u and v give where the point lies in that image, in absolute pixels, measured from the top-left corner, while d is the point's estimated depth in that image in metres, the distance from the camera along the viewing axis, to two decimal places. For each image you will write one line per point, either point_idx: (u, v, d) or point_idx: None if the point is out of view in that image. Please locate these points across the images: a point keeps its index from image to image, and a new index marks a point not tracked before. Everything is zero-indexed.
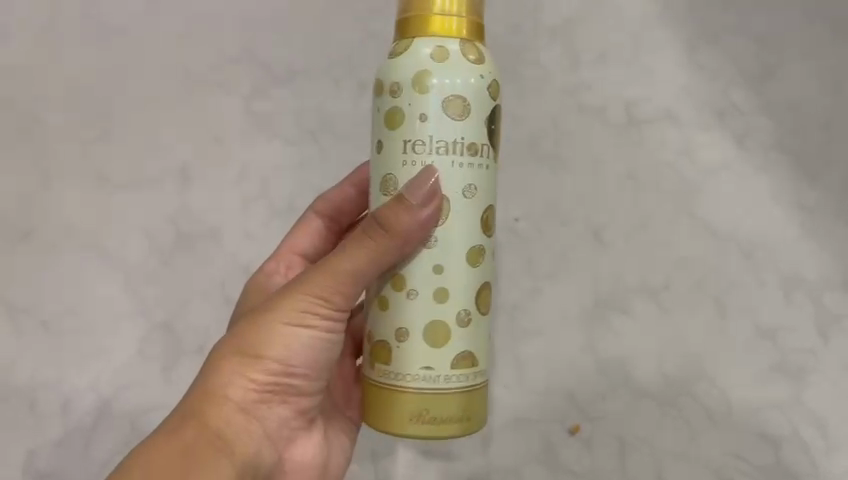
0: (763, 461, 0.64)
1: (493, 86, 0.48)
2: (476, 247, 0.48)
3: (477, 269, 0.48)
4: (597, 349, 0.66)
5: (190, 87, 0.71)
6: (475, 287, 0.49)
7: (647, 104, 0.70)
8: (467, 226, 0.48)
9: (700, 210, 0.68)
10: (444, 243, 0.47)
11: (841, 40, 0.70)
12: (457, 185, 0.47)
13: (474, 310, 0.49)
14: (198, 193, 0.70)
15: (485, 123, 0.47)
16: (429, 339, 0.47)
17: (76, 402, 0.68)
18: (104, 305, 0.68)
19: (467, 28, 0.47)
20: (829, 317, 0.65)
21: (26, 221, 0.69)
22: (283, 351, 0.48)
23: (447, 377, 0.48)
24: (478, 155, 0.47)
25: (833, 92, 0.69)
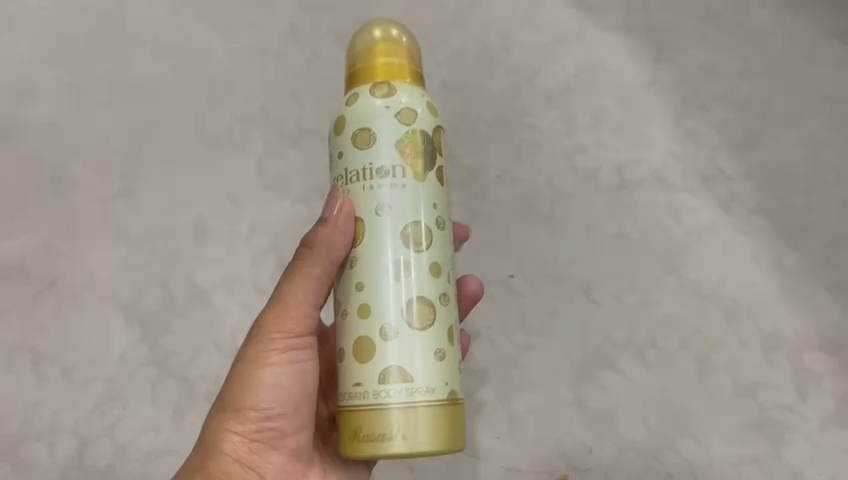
0: None
1: (410, 112, 0.49)
2: (401, 261, 0.48)
3: (404, 282, 0.47)
4: (585, 402, 0.69)
5: (210, 147, 0.77)
6: (405, 301, 0.47)
7: (636, 169, 0.75)
8: (387, 240, 0.48)
9: (686, 271, 0.72)
10: (363, 259, 0.48)
11: (816, 112, 0.76)
12: (369, 207, 0.48)
13: (407, 323, 0.47)
14: (212, 247, 0.74)
15: (395, 143, 0.48)
16: (359, 355, 0.47)
17: (91, 449, 0.69)
18: (121, 354, 0.71)
19: (386, 66, 0.50)
20: (807, 376, 0.68)
21: (50, 272, 0.73)
22: (250, 391, 0.51)
23: (383, 390, 0.46)
24: (393, 176, 0.48)
25: (808, 161, 0.74)
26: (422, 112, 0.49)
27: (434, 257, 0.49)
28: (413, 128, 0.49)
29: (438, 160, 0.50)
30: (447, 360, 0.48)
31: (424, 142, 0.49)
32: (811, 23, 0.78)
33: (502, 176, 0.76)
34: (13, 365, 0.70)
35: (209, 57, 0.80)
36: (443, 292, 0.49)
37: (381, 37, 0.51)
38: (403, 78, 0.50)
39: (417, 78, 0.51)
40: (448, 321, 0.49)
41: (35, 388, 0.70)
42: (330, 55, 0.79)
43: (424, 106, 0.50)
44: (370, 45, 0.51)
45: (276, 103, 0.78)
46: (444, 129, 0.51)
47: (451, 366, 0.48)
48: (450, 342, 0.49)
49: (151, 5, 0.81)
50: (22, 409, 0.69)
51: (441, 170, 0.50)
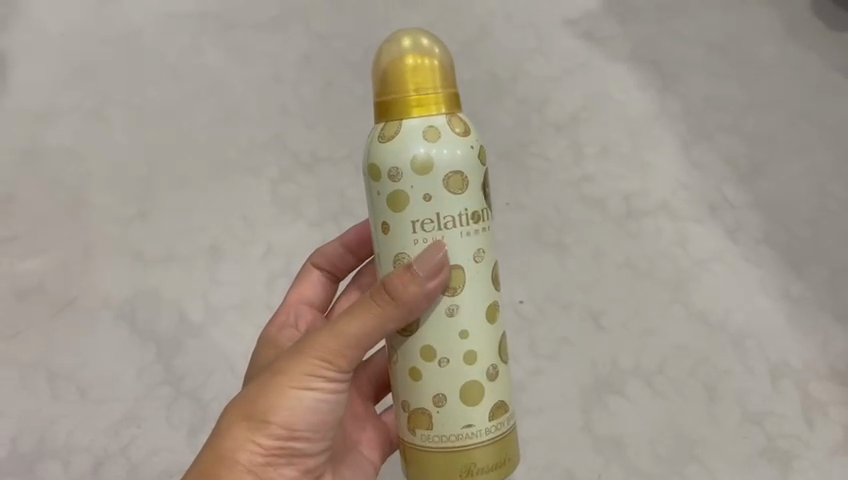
0: None
1: (483, 151, 0.49)
2: (492, 303, 0.50)
3: (496, 323, 0.51)
4: (594, 428, 0.70)
5: (226, 172, 0.78)
6: (498, 342, 0.51)
7: (644, 198, 0.76)
8: (484, 286, 0.49)
9: (693, 300, 0.72)
10: (469, 308, 0.49)
11: (821, 144, 0.77)
12: (465, 253, 0.48)
13: (499, 360, 0.51)
14: (227, 269, 0.75)
15: (481, 189, 0.49)
16: (466, 397, 0.49)
17: (107, 465, 0.71)
18: (136, 374, 0.72)
19: (444, 96, 0.48)
20: (813, 404, 0.69)
21: (66, 292, 0.74)
22: (289, 417, 0.48)
23: (491, 424, 0.50)
24: (482, 221, 0.49)
25: (813, 192, 0.75)
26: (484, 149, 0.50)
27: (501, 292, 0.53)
28: (485, 168, 0.50)
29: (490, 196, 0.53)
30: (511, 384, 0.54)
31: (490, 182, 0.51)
32: (816, 56, 0.79)
33: (511, 203, 0.77)
34: (29, 384, 0.72)
35: (222, 83, 0.81)
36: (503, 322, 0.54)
37: (434, 57, 0.48)
38: (460, 110, 0.49)
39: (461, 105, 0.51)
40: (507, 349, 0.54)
41: (50, 405, 0.71)
42: (341, 83, 0.80)
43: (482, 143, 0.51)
44: (423, 68, 0.48)
45: (289, 129, 0.80)
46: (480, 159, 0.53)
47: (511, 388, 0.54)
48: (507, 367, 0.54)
49: (165, 30, 0.82)
50: (39, 426, 0.71)
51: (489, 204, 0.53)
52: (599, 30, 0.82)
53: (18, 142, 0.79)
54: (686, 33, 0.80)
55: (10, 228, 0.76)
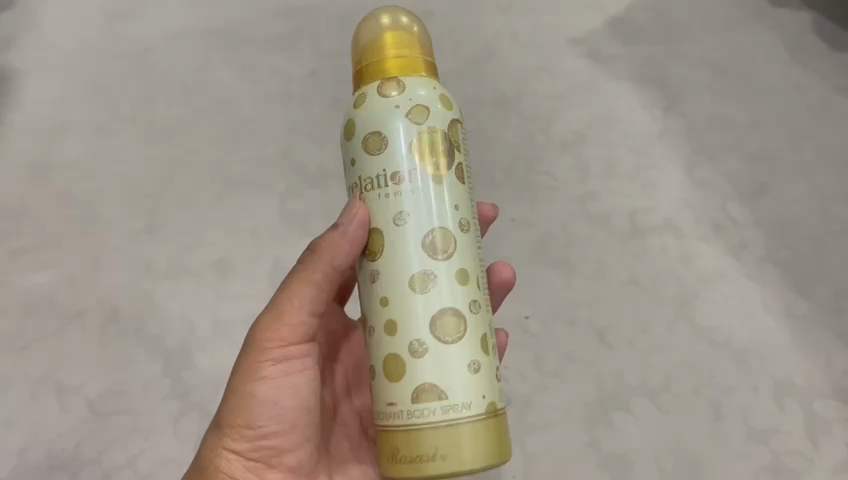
0: None
1: (420, 109, 0.46)
2: (424, 272, 0.46)
3: (430, 294, 0.45)
4: (600, 444, 0.69)
5: (235, 187, 0.79)
6: (449, 306, 0.46)
7: (648, 216, 0.77)
8: (408, 250, 0.46)
9: (698, 317, 0.73)
10: (401, 266, 0.46)
11: (823, 164, 0.78)
12: (393, 211, 0.46)
13: (434, 337, 0.45)
14: (235, 283, 0.76)
15: (414, 147, 0.46)
16: (403, 362, 0.45)
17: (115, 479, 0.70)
18: (144, 387, 0.72)
19: (417, 64, 0.48)
20: (819, 423, 0.68)
21: (75, 305, 0.74)
22: (251, 411, 0.51)
23: (434, 396, 0.44)
24: (406, 180, 0.46)
25: (816, 211, 0.76)
26: (432, 107, 0.47)
27: (460, 264, 0.47)
28: (422, 126, 0.46)
29: (453, 157, 0.48)
30: (481, 374, 0.46)
31: (434, 140, 0.47)
32: (816, 79, 0.81)
33: (516, 220, 0.78)
34: (38, 397, 0.71)
35: (234, 101, 0.82)
36: (473, 300, 0.47)
37: (411, 31, 0.49)
38: (409, 72, 0.48)
39: (427, 69, 0.49)
40: (480, 331, 0.47)
41: (59, 419, 0.71)
42: (350, 101, 0.82)
43: (434, 100, 0.47)
44: (395, 38, 0.48)
45: (298, 145, 0.81)
46: (460, 121, 0.49)
47: (488, 379, 0.46)
48: (485, 353, 0.47)
49: (179, 50, 0.84)
50: (45, 439, 0.70)
51: (458, 168, 0.48)
52: (603, 51, 0.84)
53: (29, 156, 0.80)
54: (689, 52, 0.83)
55: (19, 241, 0.77)
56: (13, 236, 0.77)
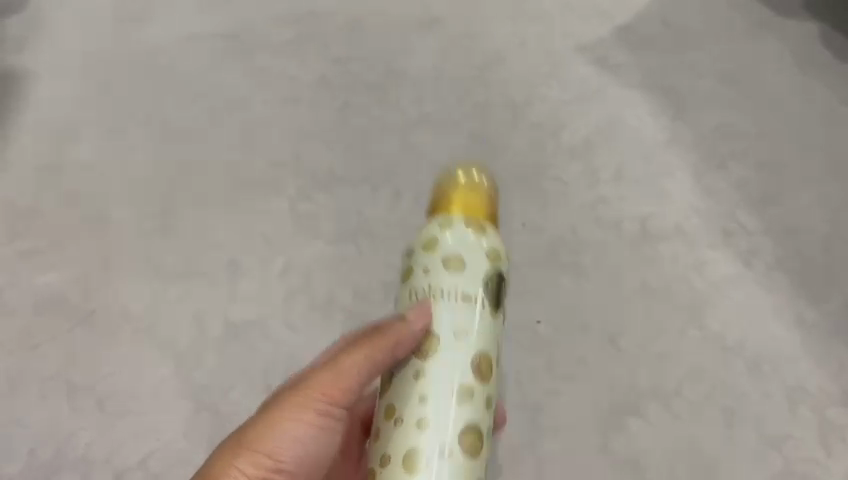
0: None
1: (495, 255, 0.48)
2: (467, 382, 0.45)
3: (467, 406, 0.45)
4: (613, 449, 0.68)
5: (243, 189, 0.79)
6: (462, 424, 0.44)
7: (659, 223, 0.77)
8: (460, 359, 0.45)
9: (709, 324, 0.72)
10: (436, 369, 0.45)
11: (832, 171, 0.79)
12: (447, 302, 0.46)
13: (457, 443, 0.44)
14: (247, 285, 0.75)
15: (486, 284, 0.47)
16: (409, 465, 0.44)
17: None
18: (154, 387, 0.71)
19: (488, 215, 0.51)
20: (831, 429, 0.68)
21: (87, 305, 0.73)
22: (276, 446, 0.45)
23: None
24: (473, 302, 0.47)
25: (826, 218, 0.77)
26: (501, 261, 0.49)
27: (490, 396, 0.46)
28: (493, 267, 0.48)
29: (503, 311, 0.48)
30: None
31: (494, 297, 0.47)
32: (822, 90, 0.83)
33: (526, 224, 0.78)
34: (49, 396, 0.70)
35: (246, 105, 0.84)
36: (489, 432, 0.46)
37: (486, 189, 0.52)
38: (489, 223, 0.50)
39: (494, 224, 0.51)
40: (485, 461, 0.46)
41: (71, 419, 0.69)
42: (359, 108, 0.84)
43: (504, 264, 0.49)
44: (472, 184, 0.51)
45: (309, 148, 0.82)
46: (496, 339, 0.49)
47: None
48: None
49: (184, 53, 0.86)
50: (57, 440, 0.69)
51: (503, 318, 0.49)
52: (611, 57, 0.85)
53: (40, 157, 0.80)
54: (695, 62, 0.84)
55: (29, 242, 0.76)
56: (21, 238, 0.76)
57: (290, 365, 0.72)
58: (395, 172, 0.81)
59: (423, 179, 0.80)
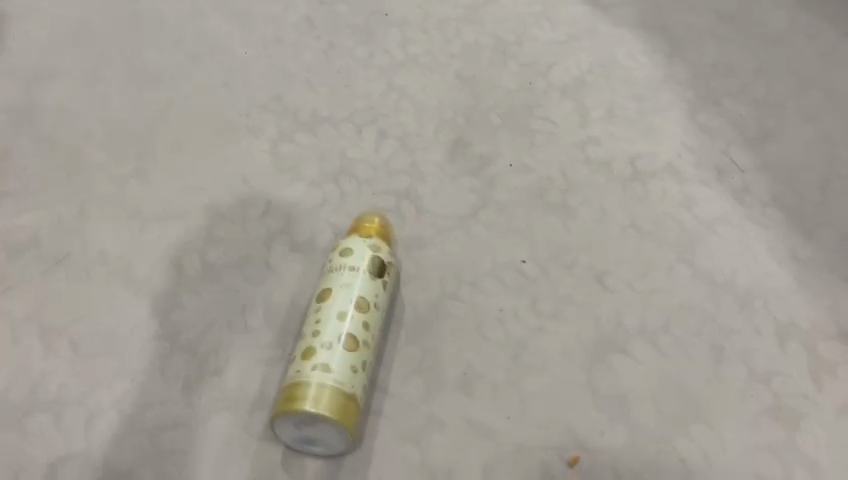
0: None
1: (345, 252, 0.59)
2: (306, 335, 0.55)
3: (305, 347, 0.54)
4: (597, 385, 0.62)
5: (224, 132, 0.79)
6: (301, 360, 0.53)
7: (648, 162, 0.78)
8: (308, 323, 0.56)
9: (699, 261, 0.70)
10: (319, 293, 0.57)
11: (811, 118, 0.84)
12: (336, 277, 0.57)
13: (295, 370, 0.53)
14: (225, 227, 0.70)
15: (331, 277, 0.58)
16: (304, 364, 0.53)
17: (79, 431, 0.56)
18: (129, 328, 0.61)
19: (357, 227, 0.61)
20: (822, 365, 0.64)
21: (62, 247, 0.67)
22: None
23: (309, 385, 0.51)
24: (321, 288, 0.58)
25: (813, 158, 0.80)
26: (352, 254, 0.58)
27: (327, 338, 0.54)
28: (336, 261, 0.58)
29: (344, 284, 0.57)
30: (320, 398, 0.51)
31: (337, 283, 0.57)
32: (791, 44, 0.91)
33: (514, 165, 0.77)
34: (20, 338, 0.60)
35: (230, 51, 0.87)
36: (331, 358, 0.53)
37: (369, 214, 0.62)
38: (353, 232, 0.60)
39: (372, 230, 0.61)
40: (335, 376, 0.52)
41: (42, 359, 0.59)
42: (348, 52, 0.88)
43: (361, 253, 0.58)
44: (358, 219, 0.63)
45: (293, 91, 0.83)
46: (371, 293, 0.57)
47: (328, 404, 0.51)
48: (330, 390, 0.51)
49: (176, 9, 0.90)
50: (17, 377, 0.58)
51: (353, 284, 0.57)
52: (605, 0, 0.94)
53: (15, 103, 0.79)
54: (675, 19, 0.93)
55: (2, 185, 0.72)
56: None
57: (267, 306, 0.64)
58: (380, 116, 0.82)
59: (409, 120, 0.81)
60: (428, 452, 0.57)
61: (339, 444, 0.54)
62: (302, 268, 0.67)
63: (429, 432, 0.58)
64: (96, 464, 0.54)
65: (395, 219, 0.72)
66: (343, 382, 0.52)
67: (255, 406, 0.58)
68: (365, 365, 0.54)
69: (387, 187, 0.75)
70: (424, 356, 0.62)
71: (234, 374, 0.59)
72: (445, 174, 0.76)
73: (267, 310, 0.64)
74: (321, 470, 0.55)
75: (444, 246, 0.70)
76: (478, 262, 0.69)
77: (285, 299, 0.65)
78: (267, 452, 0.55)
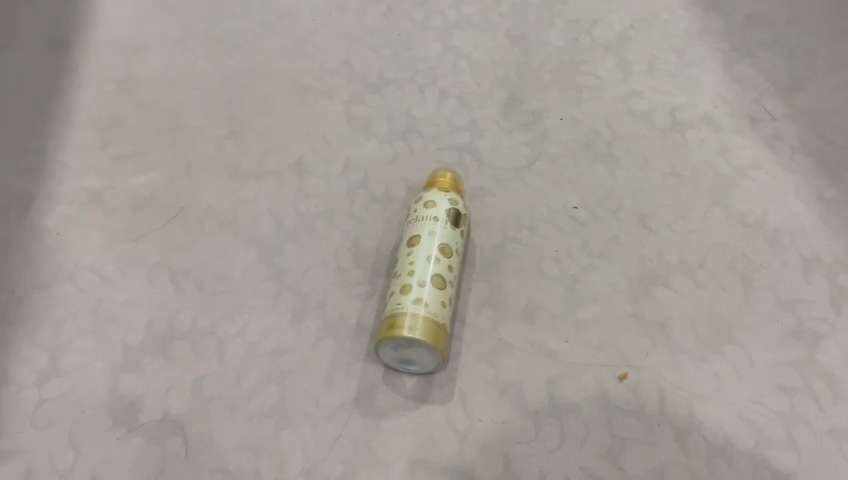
0: (807, 412, 0.65)
1: (428, 205, 0.70)
2: (400, 274, 0.67)
3: (400, 283, 0.66)
4: (641, 313, 0.71)
5: (301, 95, 0.88)
6: (397, 294, 0.65)
7: (686, 114, 0.86)
8: (400, 264, 0.68)
9: (733, 204, 0.79)
10: (408, 239, 0.69)
11: (839, 67, 0.90)
12: (423, 226, 0.69)
13: (393, 302, 0.65)
14: (312, 183, 0.80)
15: (418, 225, 0.70)
16: (402, 297, 0.64)
17: (214, 355, 0.67)
18: (243, 271, 0.73)
19: (435, 183, 0.73)
20: (841, 293, 0.72)
21: (177, 203, 0.78)
22: None
23: (407, 313, 0.63)
24: (409, 234, 0.70)
25: (839, 106, 0.87)
26: (434, 206, 0.70)
27: (418, 276, 0.66)
28: (421, 213, 0.70)
29: (429, 231, 0.68)
30: (417, 322, 0.62)
31: (423, 230, 0.69)
32: None
33: (564, 119, 0.86)
34: (154, 279, 0.72)
35: (298, 17, 0.95)
36: (422, 292, 0.65)
37: (443, 171, 0.74)
38: (433, 187, 0.72)
39: (448, 186, 0.72)
40: (427, 306, 0.64)
41: (175, 297, 0.71)
42: (406, 14, 0.95)
43: (441, 206, 0.70)
44: (433, 176, 0.74)
45: (360, 54, 0.92)
46: (452, 241, 0.69)
47: (423, 328, 0.62)
48: (424, 317, 0.63)
49: None
50: (157, 314, 0.70)
51: (436, 232, 0.69)
52: None
53: (117, 73, 0.89)
54: None
55: (120, 148, 0.82)
56: (113, 145, 0.82)
57: (355, 251, 0.75)
58: (440, 75, 0.90)
59: (467, 79, 0.90)
60: (500, 370, 0.67)
61: (430, 364, 0.65)
62: (382, 217, 0.77)
63: (500, 353, 0.68)
64: (231, 381, 0.66)
65: (459, 171, 0.81)
66: (433, 311, 0.64)
67: (353, 334, 0.69)
68: (450, 298, 0.66)
69: (450, 142, 0.84)
70: (492, 291, 0.72)
71: (334, 309, 0.70)
72: (501, 128, 0.85)
73: (357, 255, 0.74)
74: (412, 386, 0.66)
75: (504, 195, 0.79)
76: (535, 209, 0.78)
77: (370, 246, 0.75)
78: (367, 371, 0.66)
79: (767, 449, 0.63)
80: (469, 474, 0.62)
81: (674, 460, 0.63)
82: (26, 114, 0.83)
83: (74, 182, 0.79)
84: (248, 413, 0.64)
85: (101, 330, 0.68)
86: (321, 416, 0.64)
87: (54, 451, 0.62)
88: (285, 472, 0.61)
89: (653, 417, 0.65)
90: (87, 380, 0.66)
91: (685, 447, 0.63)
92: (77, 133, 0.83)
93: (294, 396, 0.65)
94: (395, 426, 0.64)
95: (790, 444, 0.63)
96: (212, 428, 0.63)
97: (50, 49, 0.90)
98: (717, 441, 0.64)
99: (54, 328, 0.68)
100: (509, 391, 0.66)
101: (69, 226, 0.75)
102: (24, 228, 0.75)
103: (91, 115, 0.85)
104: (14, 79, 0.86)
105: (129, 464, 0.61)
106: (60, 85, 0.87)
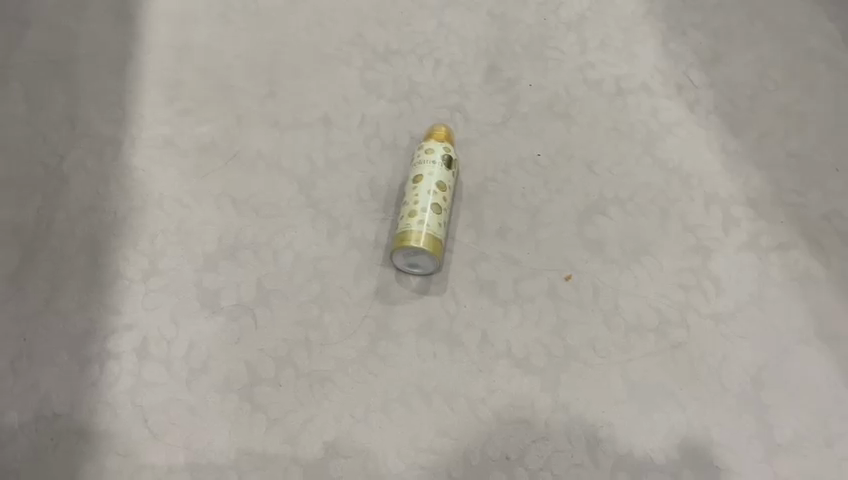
0: (697, 302, 0.91)
1: (429, 152, 0.94)
2: (408, 202, 0.91)
3: (409, 208, 0.90)
4: (584, 234, 0.96)
5: (324, 62, 1.10)
6: (407, 216, 0.89)
7: (628, 82, 1.10)
8: (408, 195, 0.92)
9: (658, 153, 1.03)
10: (415, 177, 0.93)
11: (753, 44, 1.14)
12: (425, 168, 0.93)
13: (404, 222, 0.89)
14: (337, 134, 1.03)
15: (422, 167, 0.93)
16: (411, 219, 0.88)
17: (272, 260, 0.91)
18: (288, 200, 0.96)
19: (435, 135, 0.96)
20: (730, 220, 0.98)
21: (234, 148, 1.01)
22: None
23: (414, 230, 0.87)
24: (415, 174, 0.93)
25: (748, 76, 1.11)
26: (433, 154, 0.93)
27: (423, 204, 0.89)
28: (424, 158, 0.94)
29: (430, 173, 0.92)
30: (422, 236, 0.87)
31: (425, 172, 0.92)
32: None
33: (532, 85, 1.09)
34: (221, 205, 0.95)
35: None
36: (425, 215, 0.88)
37: (439, 127, 0.97)
38: (432, 139, 0.96)
39: (443, 139, 0.96)
40: (429, 225, 0.88)
41: (238, 218, 0.94)
42: None
43: (439, 154, 0.93)
44: (432, 129, 0.98)
45: (371, 27, 1.13)
46: (446, 179, 0.93)
47: (426, 240, 0.87)
48: (426, 233, 0.87)
49: None
50: (227, 230, 0.93)
51: (435, 173, 0.92)
52: None
53: (174, 41, 1.09)
54: None
55: (183, 103, 1.04)
56: (177, 101, 1.04)
57: (372, 186, 0.99)
58: (435, 47, 1.12)
59: (456, 51, 1.12)
60: (480, 272, 0.92)
61: (430, 268, 0.90)
62: (392, 160, 1.01)
63: (480, 261, 0.93)
64: (285, 278, 0.90)
65: (451, 125, 1.05)
66: (434, 228, 0.88)
67: (373, 246, 0.93)
68: (445, 220, 0.90)
69: (444, 103, 1.07)
70: (475, 217, 0.97)
71: (358, 228, 0.95)
72: (484, 92, 1.08)
73: (373, 189, 0.98)
74: (416, 282, 0.91)
75: (485, 145, 1.03)
76: (509, 156, 1.02)
77: (383, 182, 0.99)
78: (384, 273, 0.91)
79: (666, 327, 0.90)
80: (457, 342, 0.87)
81: (601, 333, 0.89)
82: (105, 75, 1.05)
83: (150, 130, 1.01)
84: (298, 300, 0.89)
85: (184, 241, 0.92)
86: (351, 303, 0.89)
87: (162, 324, 0.86)
88: (328, 339, 0.86)
89: (588, 304, 0.91)
90: (180, 276, 0.90)
91: (609, 325, 0.89)
92: (148, 91, 1.05)
93: (332, 289, 0.90)
94: (404, 310, 0.89)
95: (682, 323, 0.90)
96: (273, 310, 0.88)
97: (117, 20, 1.10)
98: (632, 321, 0.90)
99: (150, 239, 0.92)
100: (486, 285, 0.91)
101: (151, 165, 0.98)
102: (117, 165, 0.97)
103: (158, 76, 1.06)
104: (92, 46, 1.07)
105: (215, 334, 0.86)
106: (130, 51, 1.08)
